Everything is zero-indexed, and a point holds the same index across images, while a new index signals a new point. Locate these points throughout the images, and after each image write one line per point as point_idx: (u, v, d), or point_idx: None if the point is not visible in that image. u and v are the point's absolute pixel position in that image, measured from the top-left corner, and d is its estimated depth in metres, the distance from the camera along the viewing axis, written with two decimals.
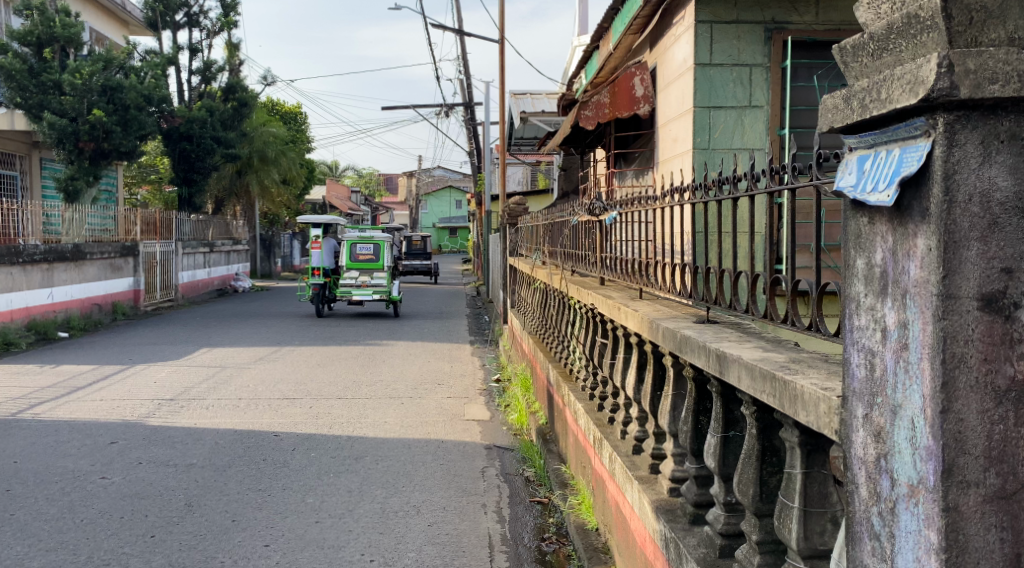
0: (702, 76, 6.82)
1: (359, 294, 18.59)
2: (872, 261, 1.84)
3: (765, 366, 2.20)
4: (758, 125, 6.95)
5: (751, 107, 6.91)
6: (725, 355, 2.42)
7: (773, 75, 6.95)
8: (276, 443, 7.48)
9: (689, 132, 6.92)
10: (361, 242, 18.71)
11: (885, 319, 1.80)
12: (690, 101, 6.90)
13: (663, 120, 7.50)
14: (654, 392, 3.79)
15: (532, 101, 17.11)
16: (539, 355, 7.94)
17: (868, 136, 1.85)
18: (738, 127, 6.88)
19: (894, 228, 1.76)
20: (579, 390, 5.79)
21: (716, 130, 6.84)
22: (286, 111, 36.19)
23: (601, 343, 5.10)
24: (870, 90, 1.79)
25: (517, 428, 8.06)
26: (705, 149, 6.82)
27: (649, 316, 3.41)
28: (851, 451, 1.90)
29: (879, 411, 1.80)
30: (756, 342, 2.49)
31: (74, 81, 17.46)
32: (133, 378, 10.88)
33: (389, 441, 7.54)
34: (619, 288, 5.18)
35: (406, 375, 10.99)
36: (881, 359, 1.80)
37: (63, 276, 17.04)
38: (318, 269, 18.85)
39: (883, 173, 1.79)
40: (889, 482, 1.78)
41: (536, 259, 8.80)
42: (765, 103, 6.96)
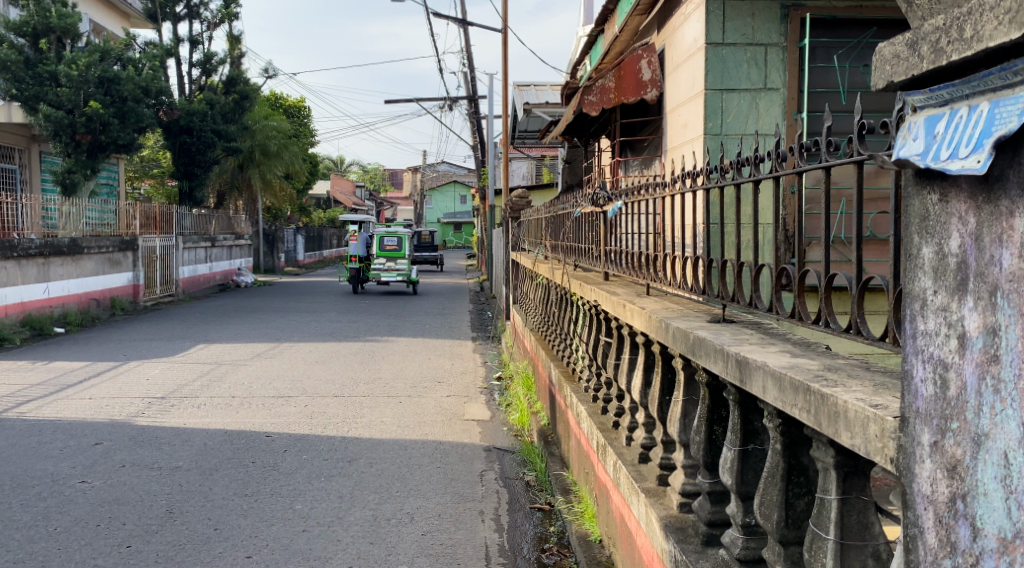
0: (713, 56, 6.49)
1: (385, 276, 22.76)
2: (946, 250, 1.54)
3: (798, 375, 1.87)
4: (774, 109, 6.64)
5: (766, 90, 6.59)
6: (746, 361, 2.10)
7: (789, 55, 6.64)
8: (267, 445, 7.18)
9: (700, 117, 6.58)
10: (388, 236, 22.79)
11: (964, 322, 1.50)
12: (700, 83, 6.57)
13: (672, 105, 7.17)
14: (662, 397, 3.48)
15: (536, 92, 16.76)
16: (540, 354, 7.66)
17: (941, 90, 1.53)
18: (750, 112, 6.55)
19: (980, 203, 1.46)
20: (581, 391, 5.48)
21: (728, 114, 6.51)
22: (290, 104, 35.88)
23: (604, 342, 4.80)
24: (947, 29, 1.48)
25: (517, 428, 7.76)
26: (717, 134, 6.48)
27: (656, 315, 3.08)
28: (914, 487, 1.59)
29: (954, 440, 1.50)
30: (781, 345, 2.18)
31: (71, 72, 17.18)
32: (125, 375, 10.59)
33: (385, 443, 7.23)
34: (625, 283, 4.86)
35: (405, 373, 10.66)
36: (957, 373, 1.51)
37: (60, 270, 16.78)
38: (354, 257, 22.99)
39: (962, 135, 1.47)
40: (969, 532, 1.48)
41: (539, 252, 8.47)
42: (782, 86, 6.64)
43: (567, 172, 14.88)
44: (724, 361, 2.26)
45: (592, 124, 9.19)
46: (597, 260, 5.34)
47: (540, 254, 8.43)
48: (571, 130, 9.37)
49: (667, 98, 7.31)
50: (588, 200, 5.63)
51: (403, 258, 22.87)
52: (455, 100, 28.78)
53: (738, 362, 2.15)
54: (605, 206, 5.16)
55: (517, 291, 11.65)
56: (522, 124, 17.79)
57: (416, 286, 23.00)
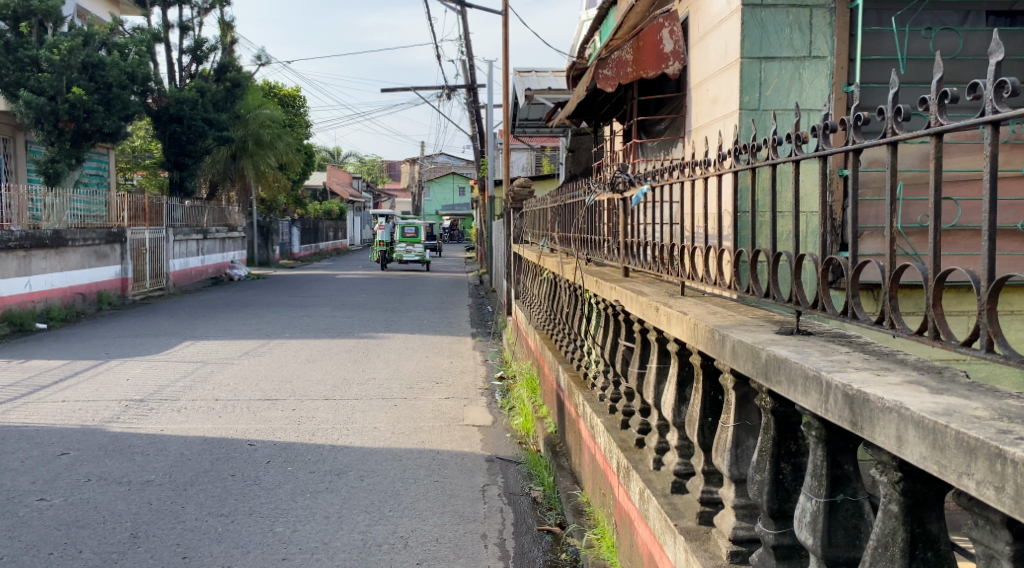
0: (751, 19, 5.91)
1: (406, 257, 29.46)
2: None
3: (969, 431, 1.43)
4: (820, 80, 6.01)
5: (810, 59, 5.99)
6: (876, 401, 1.61)
7: (838, 18, 5.98)
8: (250, 455, 6.60)
9: (735, 89, 5.99)
10: (408, 226, 29.69)
11: None
12: (735, 51, 5.99)
13: (697, 80, 6.62)
14: (702, 419, 2.90)
15: (537, 78, 16.15)
16: (546, 354, 7.11)
17: None
18: (791, 83, 5.96)
19: None
20: (596, 401, 4.91)
21: (768, 86, 5.92)
22: (284, 94, 35.23)
23: (626, 348, 4.24)
24: None
25: (523, 434, 7.22)
26: (755, 109, 5.90)
27: (706, 322, 2.49)
28: None
29: None
30: (905, 376, 1.68)
31: (52, 57, 16.56)
32: (105, 375, 10.01)
33: (377, 452, 6.66)
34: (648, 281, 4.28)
35: (401, 372, 10.08)
36: None
37: (43, 263, 16.16)
38: (382, 241, 29.87)
39: None
40: None
41: (544, 245, 7.90)
42: (829, 53, 6.01)
43: (570, 161, 14.33)
44: (819, 393, 1.77)
45: (603, 105, 8.61)
46: (613, 254, 4.75)
47: (546, 246, 7.85)
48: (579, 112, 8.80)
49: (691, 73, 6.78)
50: (602, 187, 5.03)
51: (419, 243, 29.77)
52: (454, 89, 28.13)
53: (849, 396, 1.68)
54: (622, 194, 4.56)
55: (519, 286, 11.07)
56: (523, 111, 17.19)
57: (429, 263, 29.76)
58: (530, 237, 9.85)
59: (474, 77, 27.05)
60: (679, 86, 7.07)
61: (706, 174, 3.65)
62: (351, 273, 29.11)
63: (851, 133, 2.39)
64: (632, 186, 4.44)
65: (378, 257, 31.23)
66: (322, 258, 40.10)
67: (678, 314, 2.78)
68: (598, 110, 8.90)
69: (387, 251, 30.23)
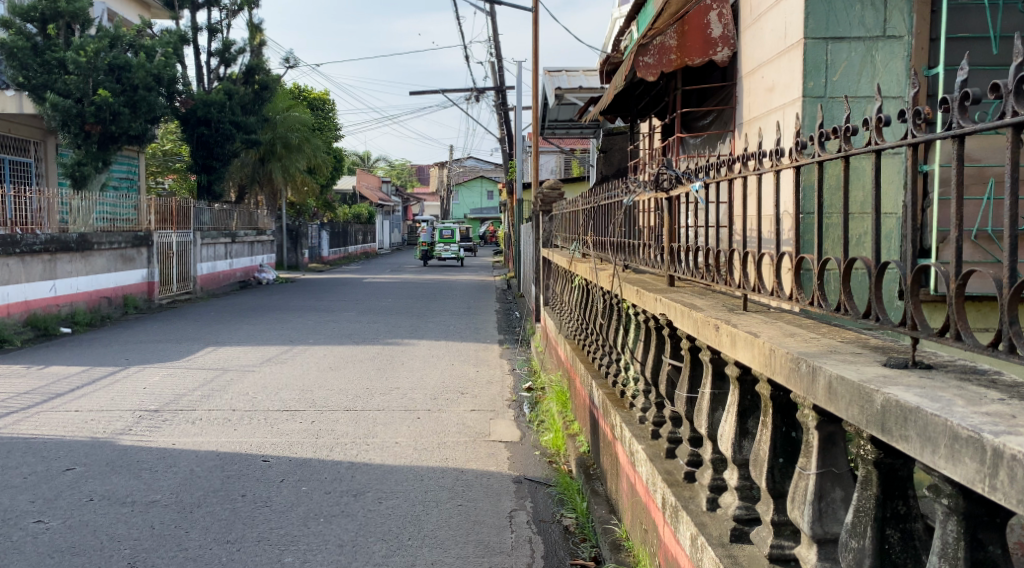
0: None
1: (444, 255, 33.35)
2: None
3: None
4: (895, 63, 5.49)
5: (884, 39, 5.49)
6: None
7: None
8: (263, 472, 6.20)
9: (798, 74, 5.46)
10: (445, 228, 33.63)
11: None
12: (798, 31, 5.48)
13: (749, 67, 6.17)
14: (773, 461, 2.48)
15: (568, 78, 15.66)
16: (578, 367, 6.67)
17: None
18: (859, 68, 5.44)
19: None
20: (634, 423, 4.45)
21: (835, 70, 5.40)
22: (314, 97, 35.05)
23: (673, 366, 3.80)
24: None
25: (552, 453, 6.76)
26: (820, 96, 5.38)
27: (788, 350, 2.03)
28: None
29: None
30: None
31: (78, 59, 16.32)
32: (123, 383, 9.69)
33: (398, 471, 6.24)
34: (698, 290, 3.78)
35: (425, 382, 9.65)
36: None
37: (68, 267, 15.93)
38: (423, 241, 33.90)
39: None
40: None
41: (575, 250, 7.43)
42: (906, 33, 5.49)
43: (602, 162, 13.88)
44: (981, 466, 1.48)
45: (642, 98, 8.13)
46: (654, 260, 4.26)
47: (576, 251, 7.41)
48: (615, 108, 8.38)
49: (745, 58, 6.27)
50: (644, 187, 4.55)
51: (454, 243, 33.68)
52: (483, 91, 27.75)
53: None
54: (665, 193, 4.07)
55: (548, 292, 10.61)
56: (553, 112, 16.75)
57: (463, 261, 33.67)
58: (561, 241, 9.41)
59: (503, 79, 26.66)
60: (730, 75, 6.56)
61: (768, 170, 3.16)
62: (379, 276, 28.77)
63: (1009, 99, 1.88)
64: (678, 183, 3.95)
65: (422, 255, 35.50)
66: (350, 261, 39.86)
67: (744, 333, 2.37)
68: (634, 105, 8.44)
69: (429, 250, 34.25)
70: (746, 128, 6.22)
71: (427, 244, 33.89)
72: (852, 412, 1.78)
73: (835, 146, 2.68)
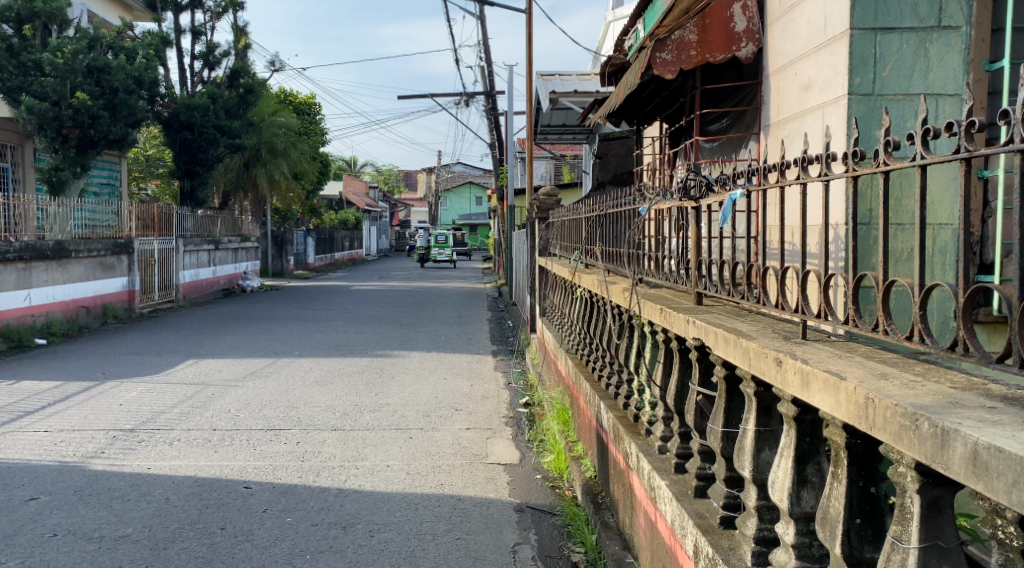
0: None
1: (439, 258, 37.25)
2: None
3: None
4: (952, 56, 4.88)
5: (940, 29, 4.88)
6: None
7: None
8: (246, 501, 5.76)
9: (842, 68, 4.91)
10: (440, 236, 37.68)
11: None
12: (842, 21, 4.90)
13: (779, 63, 5.71)
14: (848, 522, 2.13)
15: (561, 82, 15.29)
16: (582, 385, 6.27)
17: None
18: (911, 62, 4.87)
19: None
20: (653, 453, 4.05)
21: (885, 64, 4.85)
22: (300, 101, 34.58)
23: (705, 393, 3.40)
24: None
25: (555, 476, 6.36)
26: (869, 94, 4.83)
27: (899, 403, 1.77)
28: None
29: None
30: None
31: (55, 60, 15.79)
32: (99, 399, 9.21)
33: (390, 499, 5.82)
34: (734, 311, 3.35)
35: (417, 398, 9.20)
36: None
37: (44, 275, 15.39)
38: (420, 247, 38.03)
39: None
40: None
41: (578, 260, 7.03)
42: (964, 23, 4.88)
43: (597, 168, 13.49)
44: None
45: (652, 99, 7.75)
46: (679, 275, 3.83)
47: (578, 262, 7.03)
48: (621, 111, 7.98)
49: (772, 54, 5.86)
50: (666, 195, 4.11)
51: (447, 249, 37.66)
52: (473, 96, 27.36)
53: None
54: (690, 200, 3.61)
55: (545, 302, 10.20)
56: (546, 117, 16.38)
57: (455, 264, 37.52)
58: (559, 250, 9.02)
59: (493, 83, 26.29)
60: (756, 72, 6.16)
61: (821, 178, 2.71)
62: (367, 284, 28.27)
63: None
64: (709, 191, 3.44)
65: (418, 258, 39.25)
66: (336, 268, 39.29)
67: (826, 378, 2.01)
68: (643, 107, 8.05)
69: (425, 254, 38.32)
70: (775, 128, 5.79)
71: (424, 248, 37.93)
72: (1019, 496, 1.50)
73: (929, 146, 2.26)
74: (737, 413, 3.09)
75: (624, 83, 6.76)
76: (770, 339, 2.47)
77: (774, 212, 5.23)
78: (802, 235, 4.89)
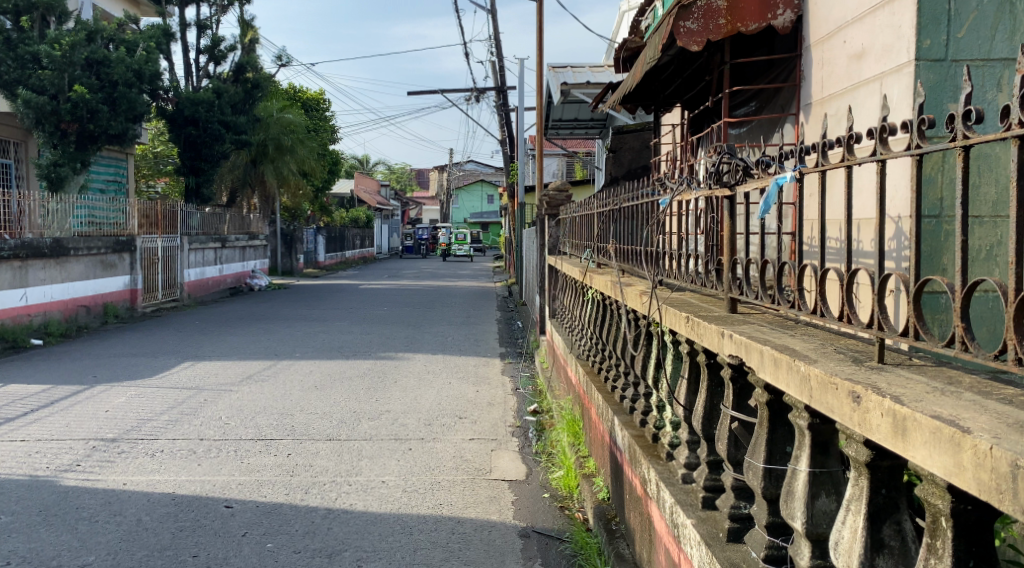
0: None
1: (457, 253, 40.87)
2: None
3: None
4: None
5: None
6: None
7: None
8: (225, 523, 5.25)
9: (907, 30, 4.26)
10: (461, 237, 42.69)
11: None
12: None
13: (825, 33, 5.14)
14: None
15: (573, 74, 14.73)
16: (593, 396, 5.71)
17: None
18: (994, 20, 4.20)
19: None
20: (674, 482, 3.52)
21: (962, 23, 4.18)
22: (309, 97, 34.13)
23: (741, 420, 2.87)
24: None
25: (564, 496, 5.82)
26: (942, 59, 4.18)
27: None
28: None
29: None
30: None
31: (52, 52, 15.34)
32: (85, 405, 8.72)
33: (383, 521, 5.30)
34: (782, 317, 2.80)
35: (419, 404, 8.66)
36: None
37: (42, 274, 14.94)
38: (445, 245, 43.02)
39: None
40: None
41: (588, 259, 6.49)
42: None
43: (610, 162, 12.93)
44: None
45: (673, 79, 7.19)
46: (708, 274, 3.28)
47: (589, 262, 6.50)
48: (640, 95, 7.47)
49: (813, 21, 5.32)
50: (693, 183, 3.58)
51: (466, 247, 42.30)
52: (484, 91, 26.84)
53: None
54: (722, 186, 3.04)
55: (555, 303, 9.64)
56: (558, 111, 15.84)
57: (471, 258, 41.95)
58: (569, 249, 8.50)
59: (504, 78, 25.72)
60: (794, 44, 5.61)
61: (910, 151, 2.18)
62: (377, 283, 27.77)
63: None
64: (745, 176, 2.87)
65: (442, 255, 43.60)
66: (347, 266, 38.85)
67: (943, 434, 1.61)
68: (662, 90, 7.51)
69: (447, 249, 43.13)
70: (819, 108, 5.23)
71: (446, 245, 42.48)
72: None
73: None
74: (782, 446, 2.56)
75: (643, 60, 6.21)
76: (837, 364, 1.98)
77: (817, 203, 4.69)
78: (860, 230, 4.37)
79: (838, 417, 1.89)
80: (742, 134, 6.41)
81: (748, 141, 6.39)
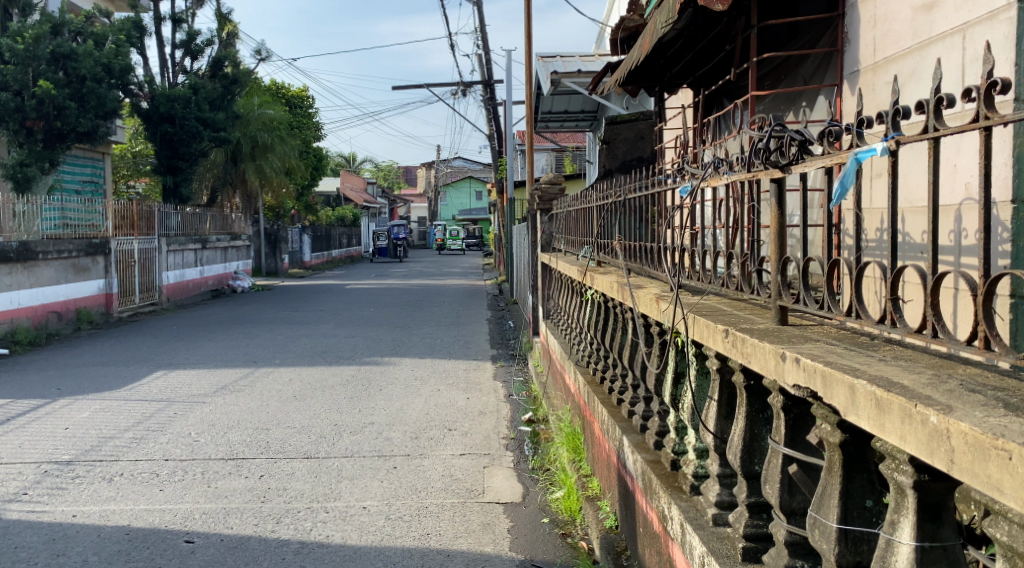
0: None
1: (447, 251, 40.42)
2: None
3: None
4: None
5: None
6: None
7: None
8: (183, 561, 4.64)
9: None
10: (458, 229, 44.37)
11: None
12: None
13: None
14: None
15: (562, 63, 14.17)
16: (596, 410, 5.13)
17: None
18: None
19: None
20: (697, 521, 2.94)
21: None
22: (291, 94, 33.44)
23: (799, 460, 2.29)
24: None
25: (565, 521, 5.23)
26: None
27: None
28: None
29: None
30: None
31: (14, 46, 14.67)
32: (43, 422, 8.07)
33: (363, 556, 4.69)
34: (859, 335, 2.25)
35: (405, 416, 8.05)
36: None
37: (8, 279, 14.23)
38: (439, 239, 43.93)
39: None
40: None
41: (587, 258, 5.91)
42: None
43: (604, 154, 12.31)
44: None
45: (684, 52, 6.66)
46: (748, 276, 2.71)
47: (589, 261, 5.92)
48: (643, 69, 6.93)
49: None
50: (720, 164, 3.00)
51: None
52: (470, 86, 26.25)
53: None
54: (768, 165, 2.45)
55: (549, 302, 9.06)
56: (547, 103, 15.28)
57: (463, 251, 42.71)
58: (564, 246, 7.95)
59: (491, 72, 25.12)
60: (830, 4, 5.08)
61: None
62: (362, 283, 27.08)
63: None
64: (801, 153, 2.30)
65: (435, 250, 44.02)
66: (334, 266, 38.13)
67: None
68: (669, 66, 7.04)
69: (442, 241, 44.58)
70: (871, 76, 4.67)
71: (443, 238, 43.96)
72: None
73: None
74: (860, 499, 2.01)
75: (652, 29, 5.62)
76: (1002, 422, 1.51)
77: (870, 188, 4.15)
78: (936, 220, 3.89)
79: (1015, 499, 1.41)
80: (765, 105, 5.87)
81: (773, 112, 5.84)
